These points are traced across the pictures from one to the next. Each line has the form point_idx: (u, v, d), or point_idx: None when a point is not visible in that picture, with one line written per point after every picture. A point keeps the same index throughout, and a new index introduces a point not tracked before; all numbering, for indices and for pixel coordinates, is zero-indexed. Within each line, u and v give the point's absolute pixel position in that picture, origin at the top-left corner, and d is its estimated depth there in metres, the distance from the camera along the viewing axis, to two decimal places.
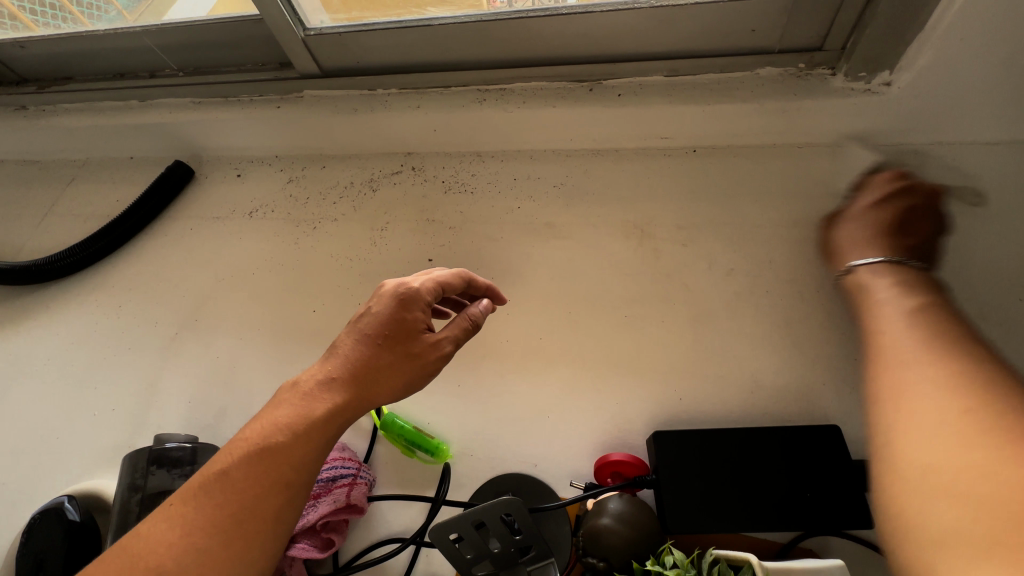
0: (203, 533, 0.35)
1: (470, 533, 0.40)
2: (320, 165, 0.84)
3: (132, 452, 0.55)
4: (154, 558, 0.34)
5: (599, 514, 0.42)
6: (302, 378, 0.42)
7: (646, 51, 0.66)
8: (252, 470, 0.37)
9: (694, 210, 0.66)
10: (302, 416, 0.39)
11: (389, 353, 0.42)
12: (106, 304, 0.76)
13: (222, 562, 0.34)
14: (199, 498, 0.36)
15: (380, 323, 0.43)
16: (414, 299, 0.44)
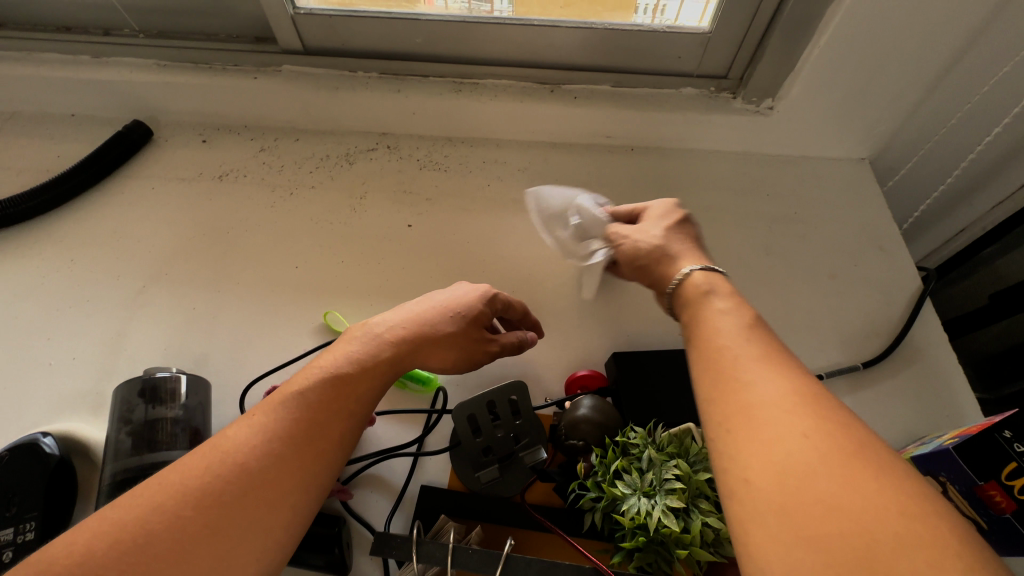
0: (280, 442, 0.40)
1: (483, 413, 0.51)
2: (293, 137, 0.88)
3: (124, 384, 0.56)
4: (240, 455, 0.39)
5: (577, 408, 0.53)
6: (375, 325, 0.50)
7: (598, 64, 0.81)
8: (327, 392, 0.43)
9: (634, 194, 0.81)
10: (372, 357, 0.47)
11: (461, 328, 0.51)
12: (55, 258, 0.74)
13: (293, 472, 0.40)
14: (281, 411, 0.42)
15: (461, 303, 0.52)
16: (494, 298, 0.55)
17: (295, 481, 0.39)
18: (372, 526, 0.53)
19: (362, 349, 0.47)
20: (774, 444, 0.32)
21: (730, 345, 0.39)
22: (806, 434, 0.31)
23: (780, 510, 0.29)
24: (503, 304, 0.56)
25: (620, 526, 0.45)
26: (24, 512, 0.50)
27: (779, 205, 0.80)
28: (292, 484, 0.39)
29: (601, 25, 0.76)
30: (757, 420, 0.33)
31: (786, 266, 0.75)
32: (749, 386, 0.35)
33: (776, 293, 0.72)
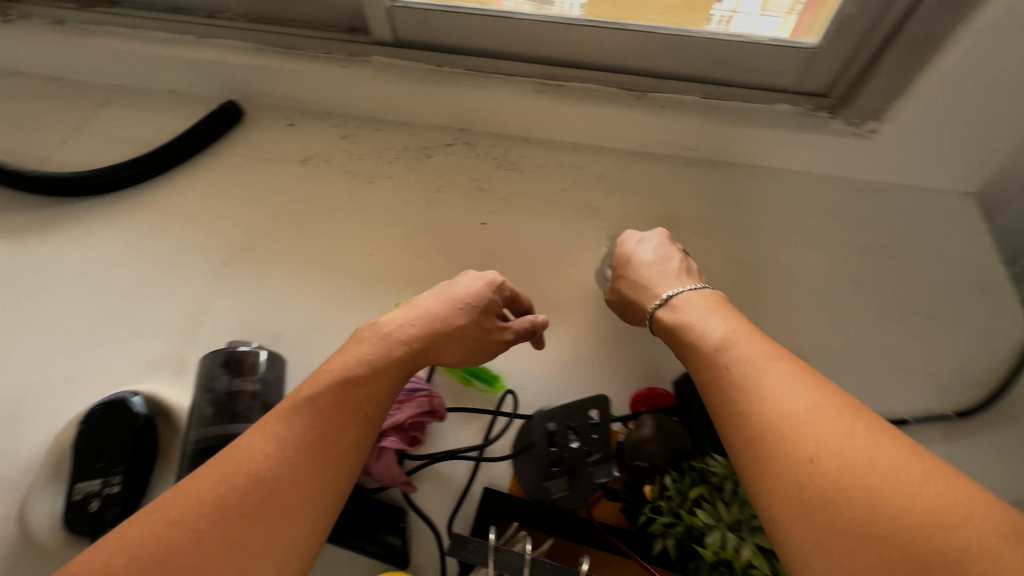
0: (295, 450, 0.39)
1: (562, 423, 0.50)
2: (373, 128, 0.89)
3: (210, 353, 0.58)
4: (254, 466, 0.37)
5: (640, 428, 0.51)
6: (384, 325, 0.48)
7: (689, 74, 0.79)
8: (340, 396, 0.42)
9: (714, 210, 0.78)
10: (385, 356, 0.45)
11: (472, 319, 0.51)
12: (148, 226, 0.77)
13: (310, 478, 0.38)
14: (292, 420, 0.40)
15: (468, 294, 0.52)
16: (499, 287, 0.55)
17: (312, 487, 0.38)
18: (433, 525, 0.52)
19: (373, 350, 0.46)
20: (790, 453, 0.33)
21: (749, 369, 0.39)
22: (818, 455, 0.32)
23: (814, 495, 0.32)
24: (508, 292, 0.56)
25: (698, 557, 0.43)
26: (111, 466, 0.53)
27: (872, 234, 0.75)
28: (310, 489, 0.38)
29: (700, 33, 0.73)
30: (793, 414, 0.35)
31: (877, 300, 0.70)
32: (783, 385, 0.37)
33: (863, 328, 0.68)
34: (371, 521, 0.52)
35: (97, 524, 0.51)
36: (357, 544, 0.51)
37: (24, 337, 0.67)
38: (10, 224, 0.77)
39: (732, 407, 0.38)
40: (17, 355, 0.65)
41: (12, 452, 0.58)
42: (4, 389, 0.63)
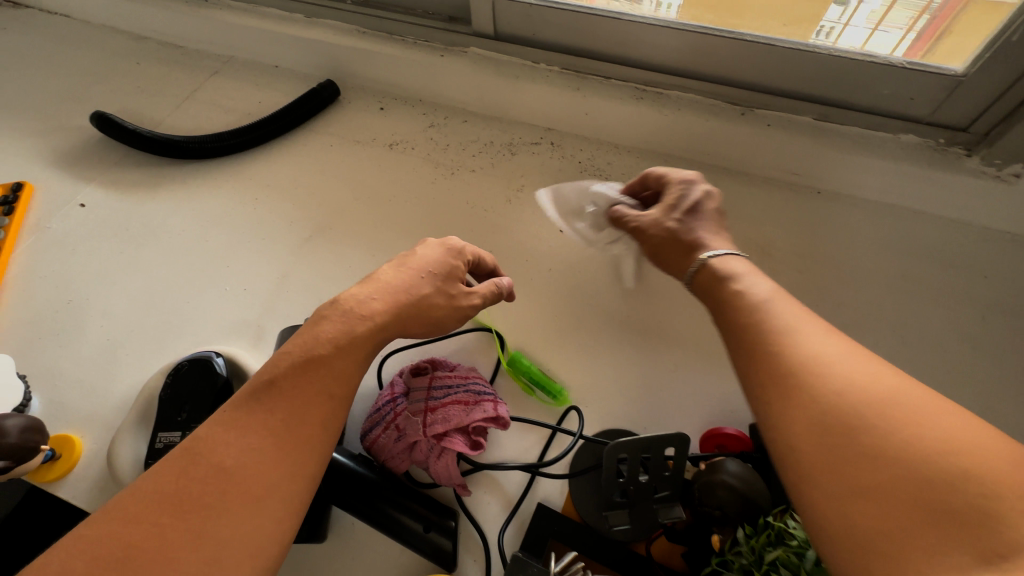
0: (258, 435, 0.34)
1: (636, 456, 0.46)
2: (461, 119, 0.89)
3: (288, 328, 0.60)
4: (215, 456, 0.33)
5: (716, 471, 0.46)
6: (345, 300, 0.43)
7: (804, 93, 0.73)
8: (302, 376, 0.37)
9: (812, 243, 0.72)
10: (348, 333, 0.40)
11: (436, 287, 0.47)
12: (243, 194, 0.81)
13: (279, 464, 0.34)
14: (253, 405, 0.36)
15: (428, 263, 0.48)
16: (457, 251, 0.51)
17: (280, 472, 0.34)
18: (482, 533, 0.51)
19: (331, 327, 0.40)
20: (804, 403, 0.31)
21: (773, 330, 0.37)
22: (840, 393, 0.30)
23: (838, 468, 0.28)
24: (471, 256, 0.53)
25: None
26: (189, 421, 0.56)
27: (998, 292, 0.67)
28: (279, 474, 0.33)
29: (826, 49, 0.67)
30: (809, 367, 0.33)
31: (997, 367, 0.62)
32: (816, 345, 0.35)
33: (976, 396, 0.60)
34: (422, 517, 0.50)
35: None
36: (405, 538, 0.49)
37: (125, 286, 0.72)
38: (125, 179, 0.83)
39: (782, 372, 0.34)
40: (117, 302, 0.70)
41: (107, 392, 0.63)
42: (104, 332, 0.68)
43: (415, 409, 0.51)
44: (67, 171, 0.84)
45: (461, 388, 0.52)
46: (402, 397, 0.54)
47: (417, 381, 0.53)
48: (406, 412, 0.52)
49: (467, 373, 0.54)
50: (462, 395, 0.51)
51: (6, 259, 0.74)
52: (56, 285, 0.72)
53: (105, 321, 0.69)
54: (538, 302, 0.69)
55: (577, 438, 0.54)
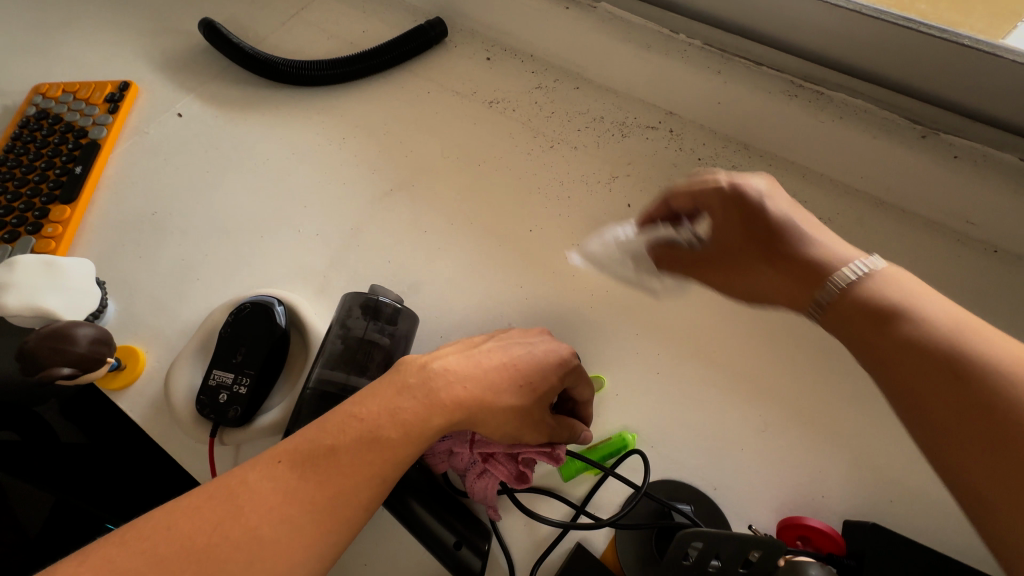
0: (300, 508, 0.35)
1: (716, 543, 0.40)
2: (573, 85, 0.79)
3: (350, 293, 0.56)
4: (253, 519, 0.34)
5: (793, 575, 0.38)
6: (436, 372, 0.40)
7: (1016, 124, 0.57)
8: (361, 457, 0.36)
9: (971, 313, 0.59)
10: (424, 422, 0.38)
11: (526, 405, 0.42)
12: (332, 130, 0.77)
13: (308, 544, 0.34)
14: (307, 468, 0.36)
15: (535, 369, 0.43)
16: (570, 371, 0.46)
17: (306, 556, 0.34)
18: (511, 562, 0.48)
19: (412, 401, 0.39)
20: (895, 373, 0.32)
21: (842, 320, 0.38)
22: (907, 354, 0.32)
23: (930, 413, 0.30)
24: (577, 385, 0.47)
25: None
26: (243, 365, 0.54)
27: None
28: (306, 556, 0.34)
29: None
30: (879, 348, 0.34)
31: None
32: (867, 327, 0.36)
33: None
34: (456, 530, 0.47)
35: (220, 415, 0.53)
36: (434, 549, 0.46)
37: (205, 207, 0.71)
38: (224, 95, 0.81)
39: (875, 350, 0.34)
40: (197, 223, 0.70)
41: (175, 313, 0.63)
42: (180, 251, 0.68)
43: None
44: (171, 76, 0.83)
45: None
46: None
47: None
48: None
49: None
50: None
51: (105, 157, 0.75)
52: (145, 193, 0.73)
53: (182, 240, 0.69)
54: (619, 314, 0.61)
55: (641, 492, 0.48)
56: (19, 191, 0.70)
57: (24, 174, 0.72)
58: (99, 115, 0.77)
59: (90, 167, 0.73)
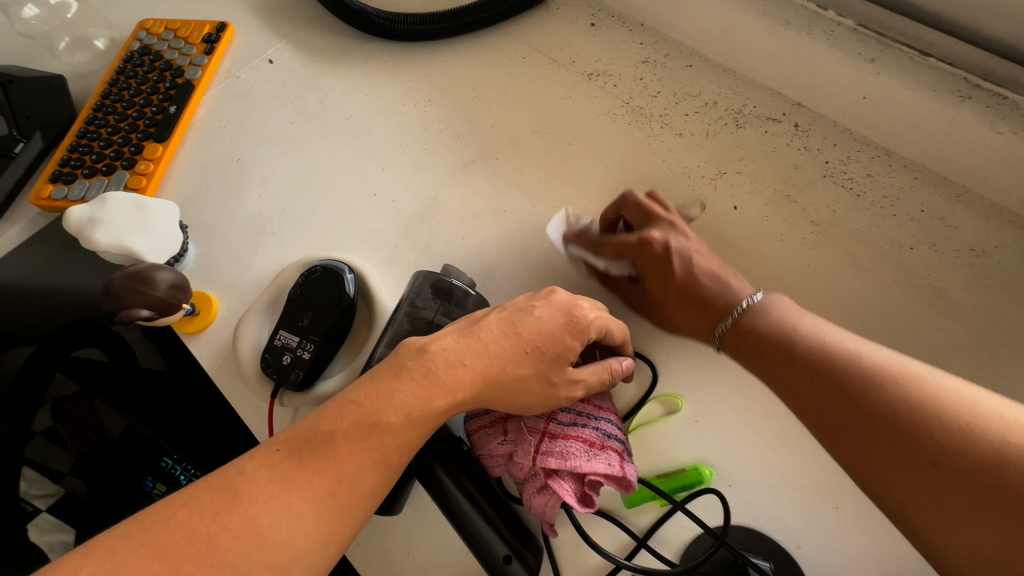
0: (301, 496, 0.35)
1: None
2: (686, 62, 0.70)
3: (423, 271, 0.53)
4: (254, 509, 0.34)
5: None
6: (434, 354, 0.40)
7: None
8: (361, 442, 0.37)
9: None
10: (425, 404, 0.38)
11: (536, 371, 0.42)
12: (418, 90, 0.73)
13: (312, 534, 0.35)
14: (304, 455, 0.36)
15: (538, 334, 0.42)
16: (581, 328, 0.44)
17: (311, 542, 0.35)
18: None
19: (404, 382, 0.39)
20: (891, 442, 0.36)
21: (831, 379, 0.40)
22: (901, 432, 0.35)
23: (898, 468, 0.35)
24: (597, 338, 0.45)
25: None
26: (309, 330, 0.53)
27: None
28: (310, 546, 0.35)
29: None
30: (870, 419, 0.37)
31: None
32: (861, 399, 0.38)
33: None
34: (508, 541, 0.45)
35: (283, 377, 0.52)
36: (484, 556, 0.44)
37: (287, 159, 0.70)
38: (315, 43, 0.79)
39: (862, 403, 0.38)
40: (278, 175, 0.69)
41: (248, 265, 0.63)
42: (259, 203, 0.67)
43: (530, 423, 0.44)
44: (265, 21, 0.82)
45: (588, 425, 0.44)
46: None
47: None
48: (521, 423, 0.45)
49: (599, 407, 0.46)
50: (589, 434, 0.43)
51: (197, 99, 0.75)
52: (232, 138, 0.72)
53: (262, 191, 0.68)
54: None
55: (717, 546, 0.43)
56: (118, 125, 0.72)
57: (124, 109, 0.73)
58: (195, 56, 0.77)
59: (184, 107, 0.73)
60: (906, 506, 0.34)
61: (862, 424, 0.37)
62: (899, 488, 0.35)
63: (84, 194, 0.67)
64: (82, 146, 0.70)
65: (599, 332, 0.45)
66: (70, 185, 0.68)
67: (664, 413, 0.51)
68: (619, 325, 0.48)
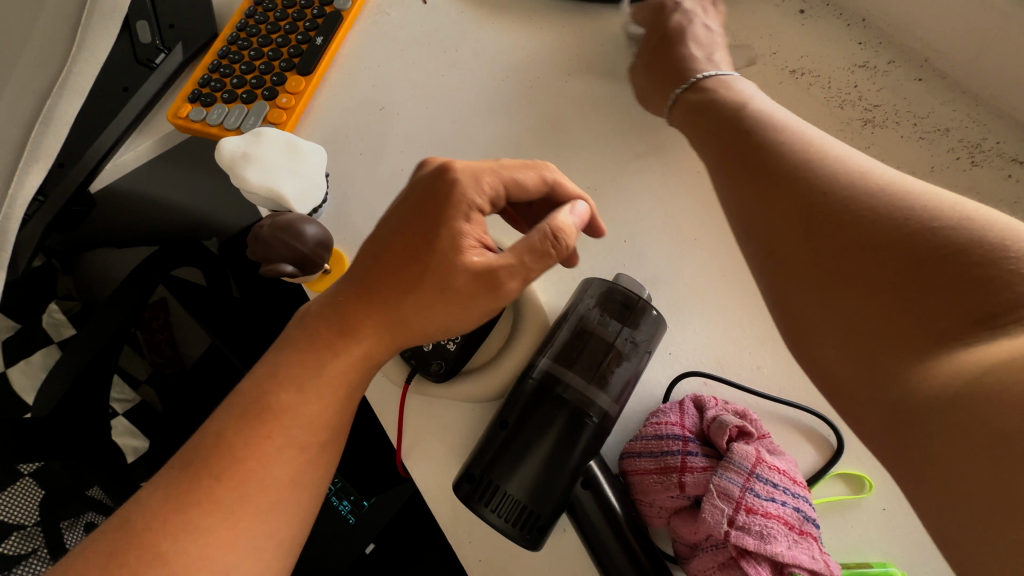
0: (198, 511, 0.36)
1: None
2: (914, 74, 0.59)
3: (588, 278, 0.49)
4: (160, 540, 0.35)
5: None
6: (311, 317, 0.43)
7: None
8: (251, 431, 0.39)
9: None
10: (317, 369, 0.41)
11: (418, 278, 0.41)
12: (584, 60, 0.65)
13: (234, 544, 0.36)
14: (192, 468, 0.38)
15: (398, 243, 0.42)
16: (445, 203, 0.42)
17: (232, 551, 0.36)
18: None
19: (294, 363, 0.41)
20: (873, 300, 0.33)
21: (814, 212, 0.37)
22: (889, 291, 0.32)
23: (860, 311, 0.33)
24: (485, 199, 0.43)
25: None
26: None
27: None
28: (241, 553, 0.36)
29: None
30: (836, 261, 0.35)
31: None
32: (834, 240, 0.35)
33: None
34: None
35: (422, 365, 0.47)
36: None
37: (434, 115, 0.64)
38: None
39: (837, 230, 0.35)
40: (423, 131, 0.63)
41: None
42: (401, 159, 0.62)
43: (723, 489, 0.37)
44: None
45: (787, 502, 0.37)
46: (699, 448, 0.41)
47: (734, 448, 0.39)
48: (708, 485, 0.38)
49: (795, 480, 0.39)
50: (790, 515, 0.37)
51: (345, 32, 0.69)
52: (377, 82, 0.66)
53: (404, 147, 0.62)
54: None
55: None
56: (262, 49, 0.67)
57: (269, 32, 0.67)
58: None
59: (331, 39, 0.67)
60: (802, 305, 0.37)
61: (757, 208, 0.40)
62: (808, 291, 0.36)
63: (222, 120, 0.63)
64: (223, 67, 0.66)
65: (485, 192, 0.43)
66: (208, 108, 0.64)
67: (848, 493, 0.44)
68: (527, 171, 0.46)
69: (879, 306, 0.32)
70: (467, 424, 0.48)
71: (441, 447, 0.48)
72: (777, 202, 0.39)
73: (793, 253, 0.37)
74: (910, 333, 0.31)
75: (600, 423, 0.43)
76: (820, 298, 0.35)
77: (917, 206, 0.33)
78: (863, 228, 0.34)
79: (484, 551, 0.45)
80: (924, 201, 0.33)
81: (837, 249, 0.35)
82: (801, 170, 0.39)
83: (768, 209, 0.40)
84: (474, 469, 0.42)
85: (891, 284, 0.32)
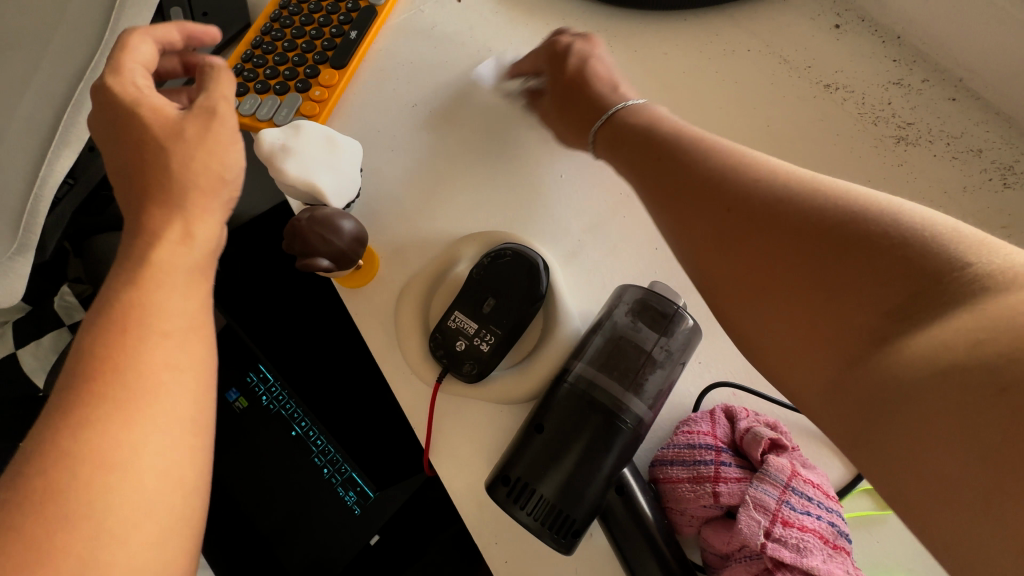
0: (78, 419, 0.31)
1: None
2: (948, 93, 0.59)
3: (623, 285, 0.49)
4: (63, 459, 0.30)
5: None
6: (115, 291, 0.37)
7: None
8: (102, 344, 0.33)
9: None
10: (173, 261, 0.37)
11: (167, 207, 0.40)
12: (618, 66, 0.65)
13: (151, 433, 0.32)
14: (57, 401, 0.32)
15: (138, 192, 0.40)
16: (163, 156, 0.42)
17: (151, 444, 0.31)
18: None
19: (159, 259, 0.37)
20: (817, 295, 0.34)
21: (747, 220, 0.38)
22: (830, 289, 0.33)
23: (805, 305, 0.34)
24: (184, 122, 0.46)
25: None
26: (491, 319, 0.48)
27: None
28: (171, 440, 0.32)
29: None
30: (774, 263, 0.36)
31: None
32: (770, 244, 0.37)
33: None
34: None
35: (454, 364, 0.48)
36: None
37: (466, 114, 0.64)
38: None
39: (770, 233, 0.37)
40: (454, 130, 0.63)
41: (414, 226, 0.58)
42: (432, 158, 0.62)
43: (760, 502, 0.38)
44: None
45: (821, 516, 0.38)
46: (732, 459, 0.41)
47: (769, 460, 0.40)
48: (744, 496, 0.39)
49: (828, 494, 0.40)
50: (825, 529, 0.37)
51: (378, 27, 0.69)
52: (409, 78, 0.66)
53: (436, 145, 0.62)
54: None
55: None
56: (295, 41, 0.66)
57: (302, 24, 0.67)
58: None
59: (364, 34, 0.67)
60: (750, 310, 0.38)
61: (702, 206, 0.41)
62: (745, 288, 0.38)
63: (255, 111, 0.63)
64: (256, 58, 0.66)
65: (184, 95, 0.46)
66: (241, 98, 0.64)
67: (874, 508, 0.45)
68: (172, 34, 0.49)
69: (819, 298, 0.34)
70: (496, 426, 0.48)
71: (471, 446, 0.48)
72: (706, 215, 0.41)
73: (734, 260, 0.39)
74: (859, 321, 0.32)
75: (634, 430, 0.43)
76: (766, 301, 0.37)
77: (838, 197, 0.35)
78: (789, 223, 0.36)
79: (511, 552, 0.45)
80: (843, 195, 0.36)
81: (773, 253, 0.36)
82: (724, 175, 0.41)
83: (700, 220, 0.41)
84: (510, 470, 0.42)
85: (827, 276, 0.34)
